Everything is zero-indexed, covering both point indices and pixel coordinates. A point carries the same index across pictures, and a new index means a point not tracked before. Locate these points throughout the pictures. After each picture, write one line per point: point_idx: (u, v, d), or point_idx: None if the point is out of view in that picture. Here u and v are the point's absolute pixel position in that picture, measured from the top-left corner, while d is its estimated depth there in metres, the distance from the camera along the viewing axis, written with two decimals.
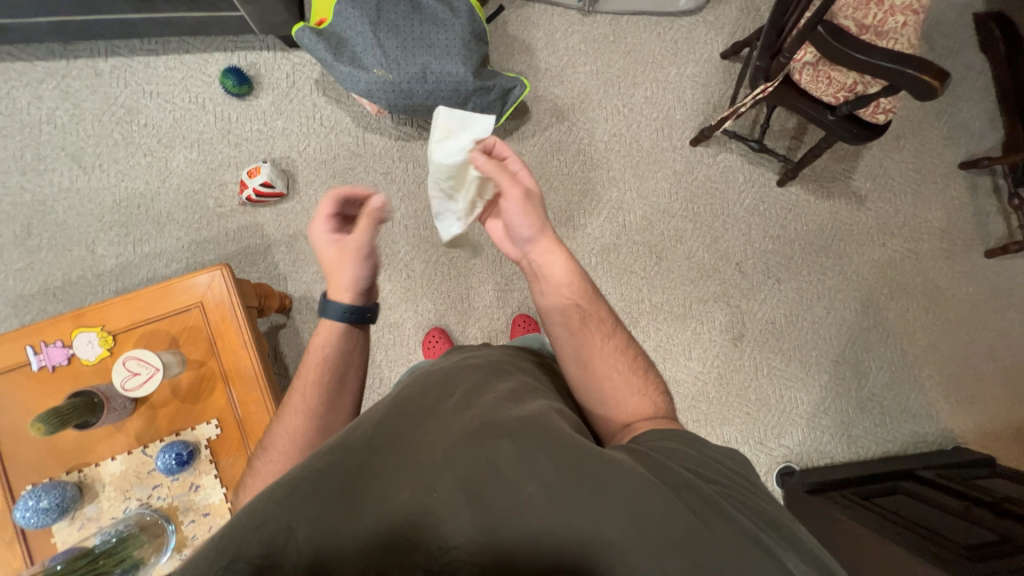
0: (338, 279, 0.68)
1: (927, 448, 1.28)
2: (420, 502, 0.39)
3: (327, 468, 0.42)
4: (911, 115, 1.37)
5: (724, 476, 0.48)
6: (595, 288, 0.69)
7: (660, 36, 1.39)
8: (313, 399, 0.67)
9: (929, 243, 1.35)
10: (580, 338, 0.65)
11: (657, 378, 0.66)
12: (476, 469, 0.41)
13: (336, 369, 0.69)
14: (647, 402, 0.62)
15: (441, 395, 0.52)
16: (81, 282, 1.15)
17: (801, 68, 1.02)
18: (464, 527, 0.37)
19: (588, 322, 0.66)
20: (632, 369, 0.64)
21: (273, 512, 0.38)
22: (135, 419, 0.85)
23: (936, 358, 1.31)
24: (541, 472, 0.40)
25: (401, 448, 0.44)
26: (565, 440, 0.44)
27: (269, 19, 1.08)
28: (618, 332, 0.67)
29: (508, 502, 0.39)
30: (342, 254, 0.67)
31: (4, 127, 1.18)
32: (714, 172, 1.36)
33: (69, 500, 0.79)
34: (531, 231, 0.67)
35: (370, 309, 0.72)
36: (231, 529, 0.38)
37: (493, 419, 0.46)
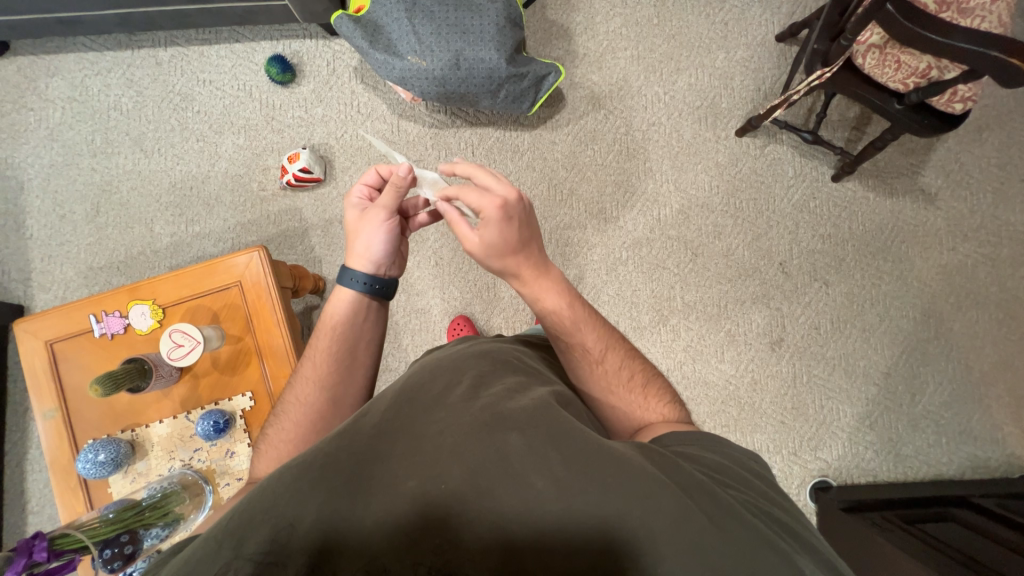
0: (357, 244, 0.72)
1: (988, 474, 1.16)
2: (427, 490, 0.38)
3: (333, 454, 0.43)
4: (997, 103, 1.22)
5: (743, 481, 0.45)
6: (585, 310, 0.67)
7: (709, 18, 1.30)
8: (323, 372, 0.69)
9: (1009, 249, 1.21)
10: (568, 363, 0.65)
11: (663, 387, 0.65)
12: (483, 460, 0.40)
13: (345, 342, 0.71)
14: (649, 417, 0.60)
15: (448, 383, 0.51)
16: (141, 258, 1.25)
17: (865, 52, 0.92)
18: (471, 521, 0.36)
19: (575, 343, 0.65)
20: (632, 389, 0.63)
21: (282, 497, 0.39)
22: (180, 387, 0.92)
23: (1007, 377, 1.19)
24: (551, 467, 0.39)
25: (409, 434, 0.44)
26: (574, 437, 0.42)
27: (311, 7, 1.11)
28: (612, 353, 0.65)
29: (516, 496, 0.37)
30: (365, 218, 0.71)
31: (78, 113, 1.29)
32: (761, 164, 1.27)
33: (122, 456, 0.87)
34: (500, 271, 0.68)
35: (386, 283, 0.74)
36: (244, 509, 0.40)
37: (500, 411, 0.45)
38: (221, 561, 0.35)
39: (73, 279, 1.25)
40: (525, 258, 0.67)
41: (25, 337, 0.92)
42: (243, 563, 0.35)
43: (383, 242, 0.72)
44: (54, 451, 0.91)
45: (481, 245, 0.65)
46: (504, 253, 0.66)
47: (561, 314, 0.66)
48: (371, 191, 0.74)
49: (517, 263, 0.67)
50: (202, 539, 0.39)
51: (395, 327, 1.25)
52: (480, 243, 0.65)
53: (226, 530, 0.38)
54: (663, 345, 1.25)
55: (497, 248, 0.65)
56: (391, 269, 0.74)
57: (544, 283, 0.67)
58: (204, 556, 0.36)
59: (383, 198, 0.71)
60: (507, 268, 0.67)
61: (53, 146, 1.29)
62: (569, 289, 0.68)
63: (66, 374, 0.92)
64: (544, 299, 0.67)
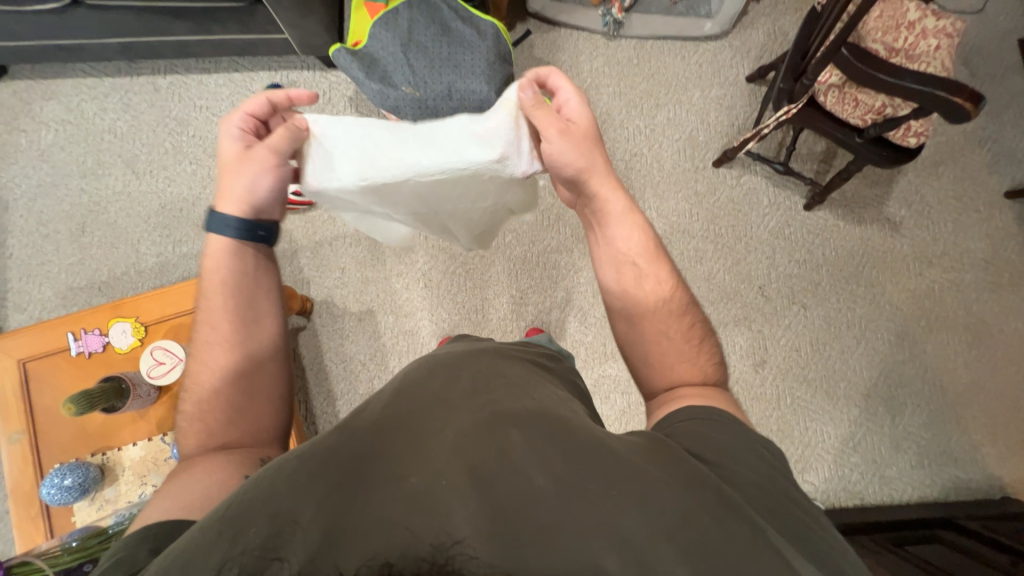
0: (234, 184, 0.66)
1: (970, 495, 1.18)
2: (428, 485, 0.37)
3: (337, 447, 0.42)
4: (950, 141, 1.32)
5: (750, 473, 0.45)
6: (667, 253, 0.68)
7: (684, 59, 1.40)
8: (231, 336, 0.66)
9: (971, 274, 1.27)
10: (633, 293, 0.65)
11: (713, 346, 0.65)
12: (484, 456, 0.39)
13: (249, 304, 0.68)
14: (693, 368, 0.61)
15: (448, 378, 0.50)
16: (124, 278, 1.24)
17: (826, 90, 1.01)
18: (474, 515, 0.35)
19: (642, 279, 0.65)
20: (688, 333, 0.63)
21: (278, 493, 0.38)
22: (158, 408, 0.89)
23: (981, 399, 1.23)
24: (552, 467, 0.39)
25: (412, 431, 0.43)
26: (575, 437, 0.42)
27: (311, 40, 1.17)
28: (678, 296, 0.65)
29: (520, 493, 0.37)
30: (249, 156, 0.66)
31: (72, 135, 1.30)
32: (737, 193, 1.34)
33: (90, 481, 0.83)
34: (577, 168, 0.64)
35: (267, 229, 0.70)
36: (239, 505, 0.38)
37: (502, 408, 0.44)
38: (214, 562, 0.34)
39: (52, 299, 1.22)
40: (607, 165, 0.66)
41: None
42: (245, 557, 0.33)
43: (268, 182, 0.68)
44: (16, 477, 0.86)
45: (568, 125, 0.65)
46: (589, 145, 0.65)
47: (643, 238, 0.67)
48: (255, 123, 0.69)
49: (598, 163, 0.66)
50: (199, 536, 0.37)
51: (382, 349, 1.25)
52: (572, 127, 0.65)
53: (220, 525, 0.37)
54: None
55: (581, 133, 0.65)
56: (274, 217, 0.71)
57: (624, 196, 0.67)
58: (206, 544, 0.36)
59: (271, 139, 0.67)
60: (588, 162, 0.65)
61: (43, 167, 1.29)
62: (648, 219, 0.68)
63: (36, 394, 0.89)
64: (627, 215, 0.66)
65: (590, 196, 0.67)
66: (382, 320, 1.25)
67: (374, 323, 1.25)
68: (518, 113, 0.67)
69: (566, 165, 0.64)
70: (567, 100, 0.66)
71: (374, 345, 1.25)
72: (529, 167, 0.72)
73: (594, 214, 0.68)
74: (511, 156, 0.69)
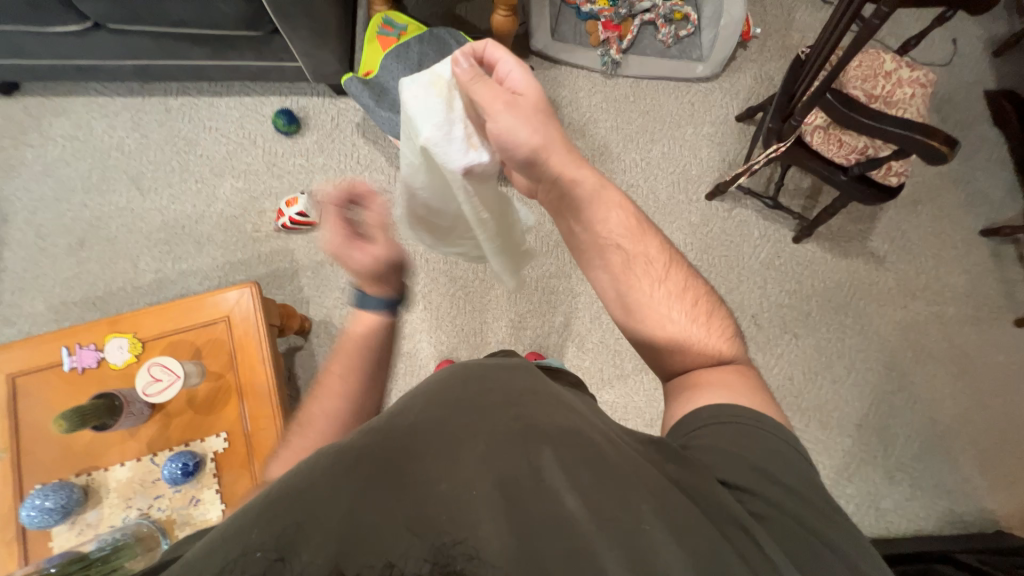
0: None
1: (963, 528, 1.19)
2: (457, 493, 0.34)
3: (368, 445, 0.38)
4: (927, 181, 1.40)
5: (789, 503, 0.41)
6: (652, 226, 0.62)
7: (677, 98, 1.48)
8: (348, 390, 0.71)
9: (953, 308, 1.32)
10: (625, 279, 0.59)
11: (724, 317, 0.60)
12: (515, 473, 0.36)
13: (375, 369, 0.74)
14: (708, 351, 0.56)
15: (483, 387, 0.46)
16: (121, 294, 1.23)
17: (813, 131, 1.07)
18: (497, 530, 0.32)
19: (634, 262, 0.59)
20: (693, 313, 0.58)
21: (316, 479, 0.35)
22: (150, 427, 0.87)
23: (968, 430, 1.25)
24: (586, 490, 0.36)
25: (440, 435, 0.39)
26: (612, 461, 0.39)
27: (323, 69, 1.22)
28: (673, 273, 0.60)
29: (550, 515, 0.34)
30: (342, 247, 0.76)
31: (78, 151, 1.32)
32: (729, 225, 1.39)
33: (73, 503, 0.80)
34: (532, 146, 0.60)
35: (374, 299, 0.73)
36: (268, 493, 0.34)
37: (536, 422, 0.41)
38: (238, 550, 0.30)
39: (44, 313, 1.20)
40: (567, 143, 0.62)
41: None
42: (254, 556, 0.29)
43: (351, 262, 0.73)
44: None
45: (515, 98, 0.60)
46: (540, 118, 0.61)
47: (623, 216, 0.62)
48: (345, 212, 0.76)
49: (556, 139, 0.61)
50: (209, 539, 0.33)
51: None
52: (520, 100, 0.61)
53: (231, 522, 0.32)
54: (646, 394, 1.24)
55: (532, 105, 0.61)
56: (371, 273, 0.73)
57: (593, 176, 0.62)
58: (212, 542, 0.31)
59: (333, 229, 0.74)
60: (544, 138, 0.60)
61: (47, 182, 1.29)
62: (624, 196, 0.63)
63: (24, 410, 0.86)
64: (600, 190, 0.62)
65: (553, 179, 0.61)
66: None
67: None
68: (453, 91, 0.65)
69: (521, 144, 0.60)
70: (508, 70, 0.62)
71: None
72: (471, 157, 0.67)
73: (562, 199, 0.63)
74: (443, 143, 0.65)
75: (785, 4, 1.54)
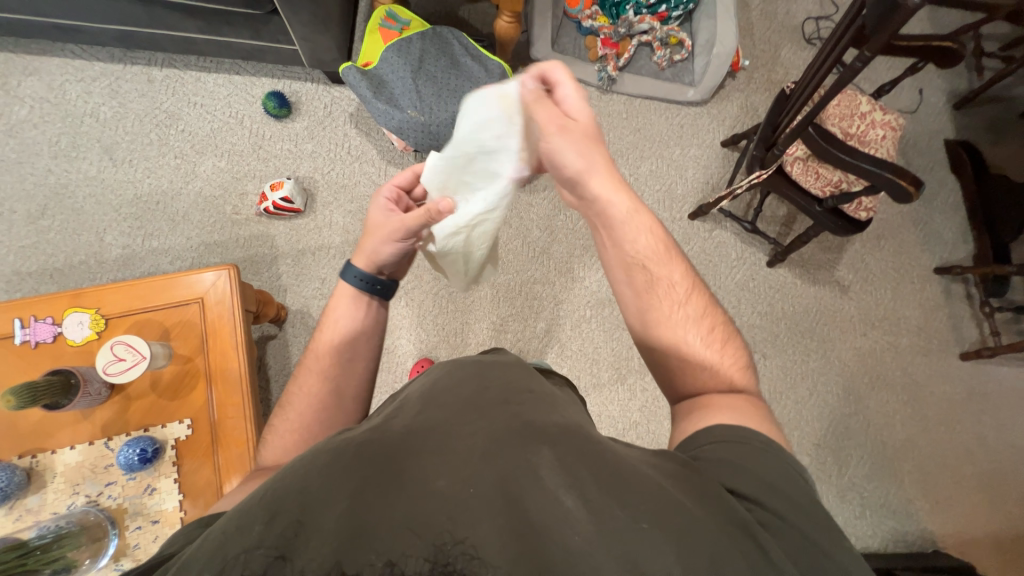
0: (368, 244, 0.71)
1: (906, 547, 1.26)
2: (456, 494, 0.34)
3: (367, 443, 0.39)
4: (890, 218, 1.49)
5: (796, 515, 0.40)
6: (677, 250, 0.65)
7: (668, 120, 1.53)
8: (327, 368, 0.67)
9: (907, 339, 1.41)
10: (646, 298, 0.62)
11: (739, 346, 0.61)
12: (514, 470, 0.36)
13: (355, 344, 0.69)
14: (718, 376, 0.57)
15: (478, 388, 0.47)
16: (82, 267, 1.16)
17: (792, 161, 1.14)
18: (497, 531, 0.32)
19: (655, 285, 0.62)
20: (708, 338, 0.59)
21: (312, 477, 0.35)
22: (106, 409, 0.82)
23: (915, 454, 1.33)
24: (582, 488, 0.36)
25: (437, 437, 0.40)
26: (610, 462, 0.39)
27: (320, 55, 1.20)
28: (695, 297, 0.62)
29: (547, 512, 0.34)
30: (388, 224, 0.70)
31: (47, 114, 1.24)
32: (709, 245, 1.45)
33: (13, 486, 0.74)
34: (576, 169, 0.61)
35: (385, 284, 0.73)
36: (262, 492, 0.35)
37: (533, 422, 0.41)
38: (238, 549, 0.30)
39: None
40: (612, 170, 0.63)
41: None
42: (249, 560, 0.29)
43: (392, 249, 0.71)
44: None
45: (567, 121, 0.61)
46: (588, 144, 0.62)
47: (652, 239, 0.64)
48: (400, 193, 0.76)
49: (600, 163, 0.62)
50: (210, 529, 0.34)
51: None
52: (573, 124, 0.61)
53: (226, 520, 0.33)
54: (620, 403, 1.26)
55: (581, 130, 0.62)
56: (392, 276, 0.74)
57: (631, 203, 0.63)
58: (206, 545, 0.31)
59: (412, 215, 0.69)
60: (588, 162, 0.61)
61: (9, 143, 1.21)
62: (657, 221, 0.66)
63: None
64: (637, 217, 0.63)
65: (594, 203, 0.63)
66: None
67: None
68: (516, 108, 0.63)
69: (567, 165, 0.61)
70: (566, 96, 0.63)
71: None
72: (520, 169, 0.66)
73: (599, 220, 0.65)
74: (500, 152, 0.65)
75: (773, 40, 1.62)
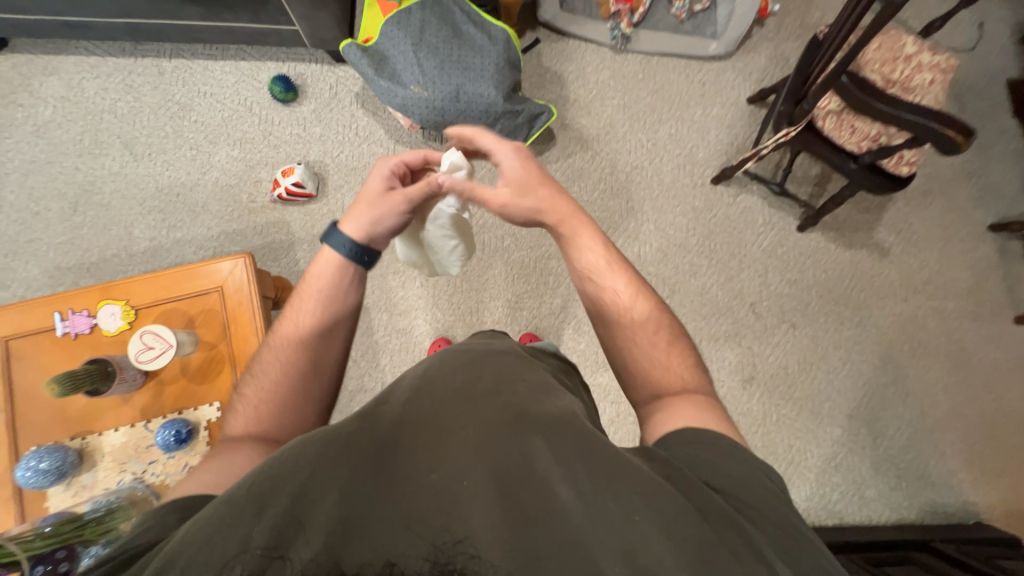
0: (363, 215, 0.69)
1: (945, 519, 1.21)
2: (448, 487, 0.34)
3: (356, 434, 0.39)
4: (939, 172, 1.36)
5: (764, 506, 0.39)
6: (625, 261, 0.68)
7: (688, 77, 1.43)
8: (304, 334, 0.63)
9: (954, 303, 1.31)
10: (597, 309, 0.66)
11: (689, 349, 0.62)
12: (506, 461, 0.36)
13: (333, 313, 0.66)
14: (666, 376, 0.58)
15: (471, 377, 0.47)
16: (114, 261, 1.22)
17: (824, 116, 1.04)
18: (492, 524, 0.32)
19: (603, 295, 0.66)
20: (653, 339, 0.61)
21: (302, 470, 0.35)
22: (143, 394, 0.87)
23: (958, 425, 1.26)
24: (576, 478, 0.35)
25: (429, 428, 0.40)
26: (606, 450, 0.38)
27: (321, 34, 1.18)
28: (641, 302, 0.64)
29: (540, 502, 0.33)
30: (389, 197, 0.70)
31: (69, 113, 1.28)
32: (734, 211, 1.37)
33: (67, 466, 0.81)
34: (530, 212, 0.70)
35: (373, 258, 0.70)
36: (250, 482, 0.35)
37: (527, 410, 0.41)
38: (228, 551, 0.30)
39: (38, 278, 1.20)
40: (578, 211, 0.70)
41: None
42: (248, 559, 0.29)
43: (389, 221, 0.70)
44: None
45: (512, 180, 0.72)
46: (532, 190, 0.71)
47: (599, 254, 0.68)
48: (402, 168, 0.75)
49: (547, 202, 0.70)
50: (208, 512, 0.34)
51: (374, 346, 1.24)
52: (510, 180, 0.72)
53: (218, 509, 0.33)
54: None
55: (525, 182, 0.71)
56: (381, 250, 0.72)
57: (597, 241, 0.68)
58: (205, 533, 0.32)
59: (414, 189, 0.71)
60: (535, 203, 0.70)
61: (38, 143, 1.27)
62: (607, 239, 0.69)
63: (19, 373, 0.87)
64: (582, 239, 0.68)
65: (563, 238, 0.70)
66: (375, 317, 1.25)
67: (368, 321, 1.24)
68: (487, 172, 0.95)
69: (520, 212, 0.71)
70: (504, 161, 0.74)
71: (366, 342, 1.24)
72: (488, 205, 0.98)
73: (568, 255, 0.70)
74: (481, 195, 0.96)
75: None
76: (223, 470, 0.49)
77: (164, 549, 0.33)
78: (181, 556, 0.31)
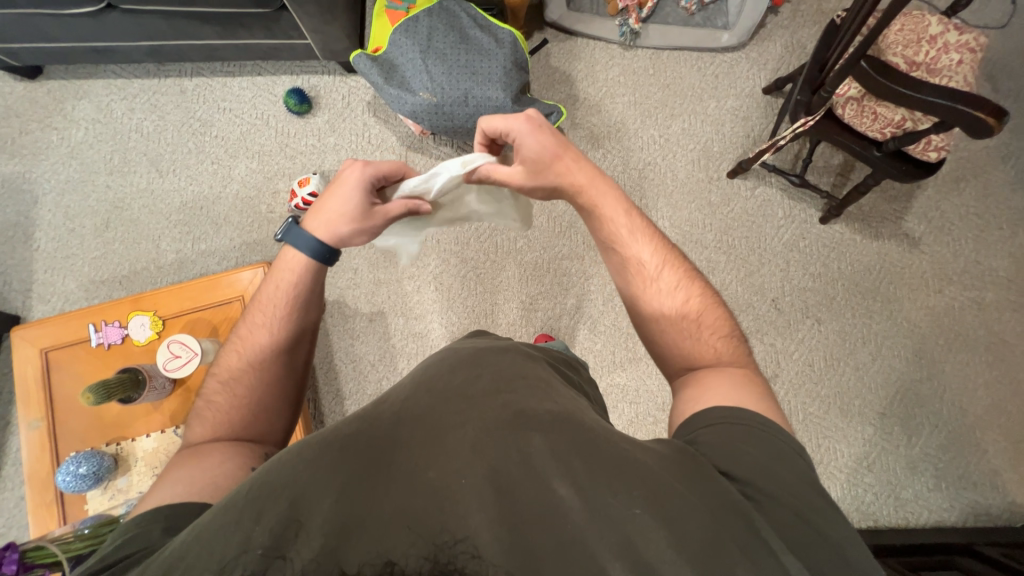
0: (342, 228, 0.67)
1: (989, 522, 1.15)
2: (445, 484, 0.34)
3: (354, 435, 0.39)
4: (972, 156, 1.30)
5: (780, 496, 0.39)
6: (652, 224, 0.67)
7: (700, 70, 1.40)
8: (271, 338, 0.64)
9: (993, 293, 1.25)
10: (623, 278, 0.65)
11: (722, 316, 0.60)
12: (504, 460, 0.36)
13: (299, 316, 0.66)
14: (700, 348, 0.57)
15: (470, 373, 0.46)
16: (144, 273, 1.27)
17: (844, 103, 1.00)
18: (489, 524, 0.32)
19: (627, 265, 0.64)
20: (682, 308, 0.60)
21: (299, 472, 0.36)
22: (172, 401, 0.91)
23: (1001, 422, 1.19)
24: (575, 476, 0.35)
25: (428, 425, 0.40)
26: (605, 449, 0.38)
27: (332, 46, 1.20)
28: (668, 271, 0.63)
29: (539, 502, 0.34)
30: (369, 214, 0.69)
31: (100, 134, 1.35)
32: (752, 205, 1.33)
33: (104, 470, 0.84)
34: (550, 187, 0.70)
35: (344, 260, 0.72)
36: (249, 487, 0.36)
37: (525, 408, 0.40)
38: (230, 552, 0.31)
39: (74, 291, 1.26)
40: (598, 176, 0.68)
41: (20, 344, 0.92)
42: (255, 558, 0.31)
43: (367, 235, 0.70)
44: (34, 464, 0.89)
45: (528, 159, 0.69)
46: (550, 163, 0.68)
47: (627, 221, 0.66)
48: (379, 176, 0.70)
49: (566, 172, 0.68)
50: (214, 517, 0.35)
51: (391, 350, 1.26)
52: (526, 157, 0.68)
53: (227, 513, 0.35)
54: (659, 376, 1.22)
55: (543, 156, 0.68)
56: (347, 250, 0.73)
57: (620, 206, 0.67)
58: (215, 535, 0.33)
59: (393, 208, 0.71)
60: (555, 178, 0.69)
61: (72, 163, 1.33)
62: (633, 204, 0.68)
63: (58, 382, 0.91)
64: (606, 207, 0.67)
65: (586, 207, 0.68)
66: (392, 322, 1.26)
67: (385, 325, 1.26)
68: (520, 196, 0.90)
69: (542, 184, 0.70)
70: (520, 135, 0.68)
71: (384, 346, 1.26)
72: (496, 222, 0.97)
73: (593, 226, 0.69)
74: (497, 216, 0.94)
75: None
76: (192, 483, 0.50)
77: (172, 550, 0.35)
78: (189, 557, 0.33)
